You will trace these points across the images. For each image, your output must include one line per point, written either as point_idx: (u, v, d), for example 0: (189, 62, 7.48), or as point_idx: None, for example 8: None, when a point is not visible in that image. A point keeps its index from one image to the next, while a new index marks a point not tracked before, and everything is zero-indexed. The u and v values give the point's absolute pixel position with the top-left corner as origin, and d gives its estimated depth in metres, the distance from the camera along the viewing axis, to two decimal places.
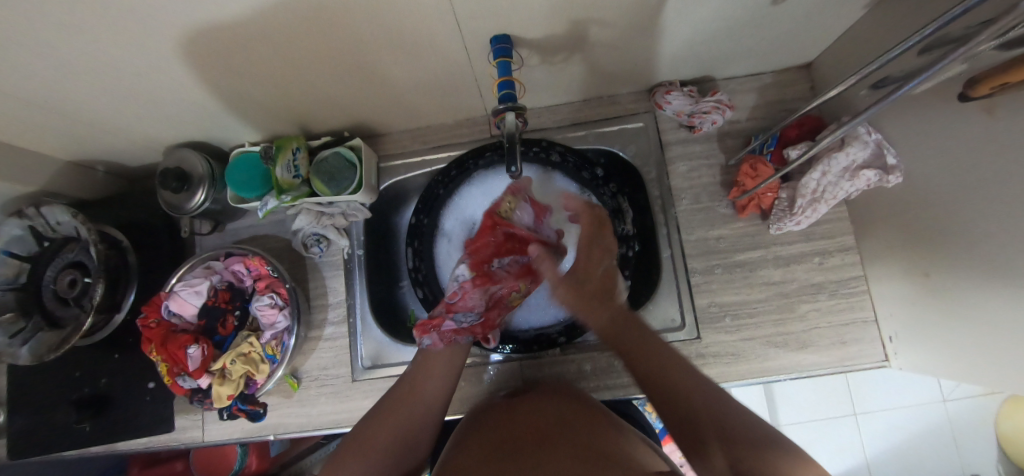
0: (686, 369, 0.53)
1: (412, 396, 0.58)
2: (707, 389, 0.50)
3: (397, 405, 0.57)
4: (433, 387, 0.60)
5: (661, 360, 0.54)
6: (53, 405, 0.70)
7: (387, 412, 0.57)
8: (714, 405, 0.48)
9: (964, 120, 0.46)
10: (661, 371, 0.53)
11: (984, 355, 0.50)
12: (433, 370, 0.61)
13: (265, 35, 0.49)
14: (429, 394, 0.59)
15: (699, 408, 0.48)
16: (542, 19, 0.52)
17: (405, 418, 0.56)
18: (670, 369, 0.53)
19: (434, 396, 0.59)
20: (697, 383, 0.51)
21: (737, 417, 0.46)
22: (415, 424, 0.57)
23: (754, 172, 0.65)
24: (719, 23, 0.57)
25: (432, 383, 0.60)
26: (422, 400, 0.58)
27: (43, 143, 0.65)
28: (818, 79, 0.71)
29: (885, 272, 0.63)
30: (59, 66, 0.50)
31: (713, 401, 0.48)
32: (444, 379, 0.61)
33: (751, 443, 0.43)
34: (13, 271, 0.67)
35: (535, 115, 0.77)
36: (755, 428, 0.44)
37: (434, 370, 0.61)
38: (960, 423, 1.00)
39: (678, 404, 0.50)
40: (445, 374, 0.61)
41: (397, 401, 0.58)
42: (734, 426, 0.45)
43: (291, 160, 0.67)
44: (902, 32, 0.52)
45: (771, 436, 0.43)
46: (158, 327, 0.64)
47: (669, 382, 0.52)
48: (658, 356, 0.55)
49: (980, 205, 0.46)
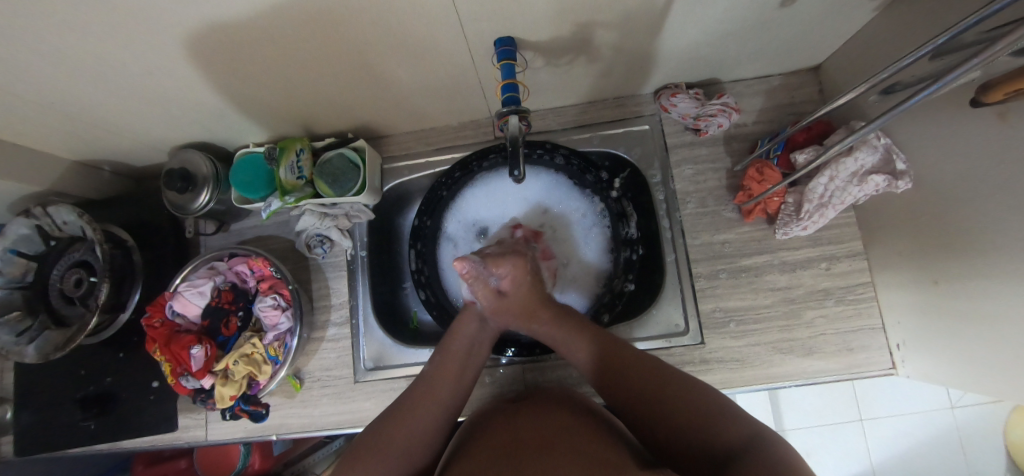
0: (637, 356, 0.56)
1: (430, 399, 0.57)
2: (661, 372, 0.54)
3: (412, 407, 0.56)
4: (450, 389, 0.59)
5: (610, 354, 0.58)
6: (59, 403, 0.70)
7: (402, 414, 0.55)
8: (673, 387, 0.52)
9: (976, 126, 0.46)
10: (615, 363, 0.56)
11: (994, 365, 0.49)
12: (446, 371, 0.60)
13: (270, 37, 0.49)
14: (447, 395, 0.58)
15: (655, 395, 0.52)
16: (547, 22, 0.51)
17: (421, 422, 0.55)
18: (620, 361, 0.57)
19: (451, 399, 0.58)
20: (647, 368, 0.55)
21: (692, 395, 0.50)
22: (432, 427, 0.55)
23: (761, 176, 0.64)
24: (727, 26, 0.56)
25: (448, 385, 0.59)
26: (439, 403, 0.57)
27: (51, 144, 0.66)
28: (827, 82, 0.70)
29: (893, 279, 0.62)
30: (66, 68, 0.51)
31: (664, 382, 0.53)
32: (461, 381, 0.60)
33: (710, 414, 0.48)
34: (21, 270, 0.68)
35: (540, 117, 0.77)
36: (714, 403, 0.49)
37: (452, 373, 0.60)
38: (968, 431, 0.99)
39: (636, 392, 0.53)
40: (462, 376, 0.60)
41: (414, 403, 0.57)
42: (693, 401, 0.49)
43: (295, 161, 0.67)
44: (914, 36, 0.51)
45: (756, 430, 0.45)
46: (163, 327, 0.65)
47: (617, 368, 0.56)
48: (594, 341, 0.60)
49: (992, 212, 0.45)
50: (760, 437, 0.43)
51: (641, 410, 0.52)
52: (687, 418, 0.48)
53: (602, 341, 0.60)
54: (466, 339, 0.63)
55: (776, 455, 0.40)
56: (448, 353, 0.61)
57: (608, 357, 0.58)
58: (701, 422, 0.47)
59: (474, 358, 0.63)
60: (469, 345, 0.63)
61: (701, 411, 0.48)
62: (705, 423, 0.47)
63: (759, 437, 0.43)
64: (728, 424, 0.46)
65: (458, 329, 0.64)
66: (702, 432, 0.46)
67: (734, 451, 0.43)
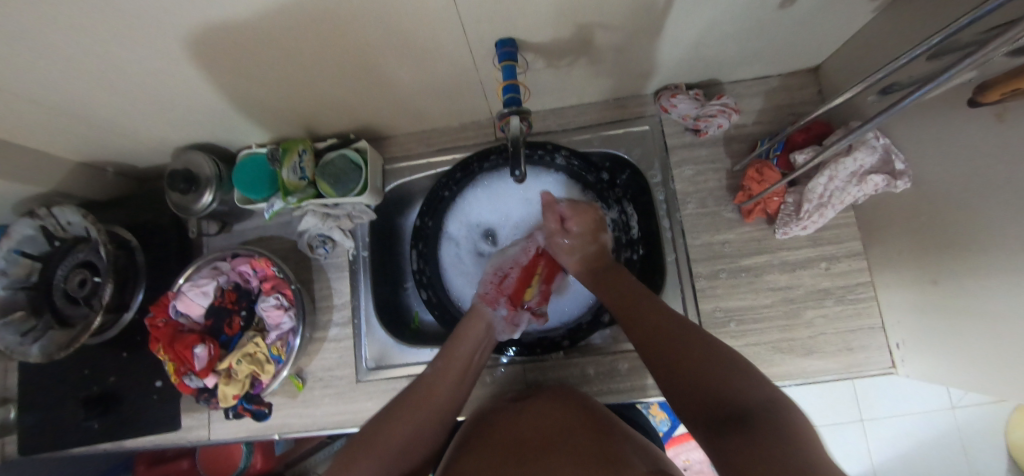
0: (661, 311, 0.55)
1: (431, 399, 0.57)
2: (683, 326, 0.53)
3: (414, 405, 0.56)
4: (451, 391, 0.59)
5: (635, 305, 0.58)
6: (62, 403, 0.71)
7: (403, 411, 0.56)
8: (689, 343, 0.50)
9: (973, 126, 0.46)
10: (640, 314, 0.56)
11: (993, 364, 0.49)
12: (446, 375, 0.60)
13: (273, 38, 0.50)
14: (446, 398, 0.58)
15: (670, 345, 0.51)
16: (548, 23, 0.52)
17: (421, 421, 0.55)
18: (644, 310, 0.56)
19: (449, 401, 0.59)
20: (668, 322, 0.54)
21: (709, 352, 0.48)
22: (431, 426, 0.56)
23: (761, 176, 0.64)
24: (726, 27, 0.57)
25: (448, 388, 0.59)
26: (438, 404, 0.57)
27: (55, 145, 0.66)
28: (826, 83, 0.70)
29: (892, 278, 0.63)
30: (71, 69, 0.51)
31: (682, 335, 0.51)
32: (461, 385, 0.60)
33: (726, 375, 0.45)
34: (25, 270, 0.69)
35: (540, 118, 0.77)
36: (728, 362, 0.47)
37: (453, 375, 0.60)
38: (969, 431, 0.99)
39: (654, 340, 0.52)
40: (463, 380, 0.61)
41: (417, 401, 0.57)
42: (708, 358, 0.48)
43: (297, 163, 0.68)
44: (912, 36, 0.51)
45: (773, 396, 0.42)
46: (166, 326, 0.65)
47: (641, 318, 0.56)
48: (627, 296, 0.59)
49: (989, 212, 0.46)
50: (775, 408, 0.40)
51: (654, 360, 0.51)
52: (698, 377, 0.46)
53: (625, 294, 0.60)
54: (470, 344, 0.63)
55: (782, 428, 0.38)
56: (451, 357, 0.62)
57: (633, 308, 0.58)
58: (712, 382, 0.45)
59: (476, 360, 0.63)
60: (473, 348, 0.63)
61: (717, 368, 0.46)
62: (717, 379, 0.45)
63: (773, 406, 0.41)
64: (741, 386, 0.44)
65: (464, 332, 0.64)
66: (714, 386, 0.45)
67: (740, 414, 0.41)
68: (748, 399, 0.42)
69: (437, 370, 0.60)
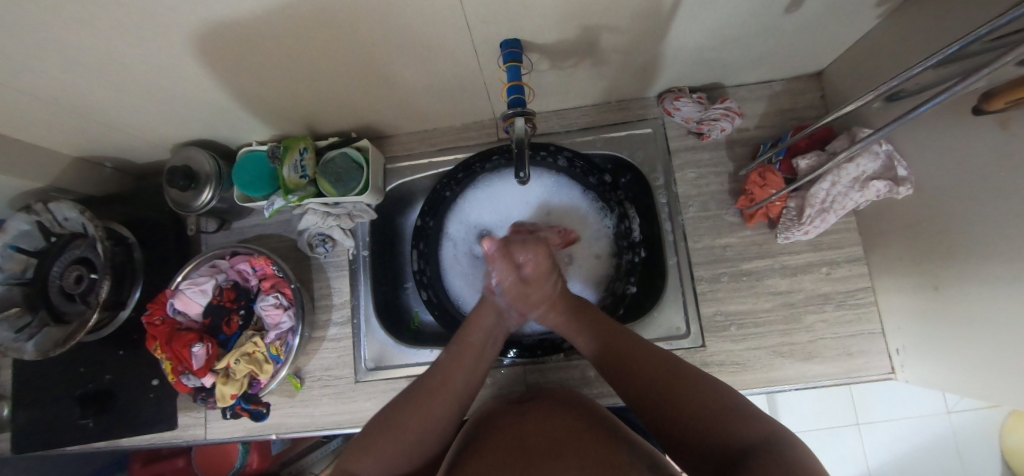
0: (644, 352, 0.55)
1: (444, 389, 0.57)
2: (668, 366, 0.52)
3: (426, 396, 0.56)
4: (465, 379, 0.58)
5: (617, 349, 0.56)
6: (57, 400, 0.70)
7: (415, 403, 0.55)
8: (681, 385, 0.50)
9: (977, 134, 0.46)
10: (622, 359, 0.55)
11: (993, 371, 0.49)
12: (461, 364, 0.59)
13: (276, 35, 0.49)
14: (460, 387, 0.57)
15: (654, 386, 0.51)
16: (553, 24, 0.52)
17: (434, 410, 0.54)
18: (626, 352, 0.56)
19: (464, 390, 0.58)
20: (653, 365, 0.53)
21: (701, 392, 0.48)
22: (443, 416, 0.55)
23: (763, 181, 0.65)
24: (731, 31, 0.57)
25: (462, 377, 0.58)
26: (454, 391, 0.57)
27: (52, 139, 0.66)
28: (829, 88, 0.71)
29: (892, 284, 0.63)
30: (70, 63, 0.50)
31: (673, 375, 0.51)
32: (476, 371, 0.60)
33: (722, 418, 0.45)
34: (20, 265, 0.68)
35: (543, 119, 0.77)
36: (721, 400, 0.47)
37: (466, 365, 0.59)
38: (963, 435, 1.00)
39: (644, 389, 0.52)
40: (477, 367, 0.60)
41: (430, 391, 0.56)
42: (698, 402, 0.48)
43: (298, 161, 0.67)
44: (917, 43, 0.51)
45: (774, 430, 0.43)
46: (164, 325, 0.64)
47: (627, 360, 0.55)
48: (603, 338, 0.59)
49: (990, 219, 0.46)
50: (772, 443, 0.41)
51: (648, 408, 0.51)
52: (696, 421, 0.46)
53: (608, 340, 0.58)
54: (483, 331, 0.62)
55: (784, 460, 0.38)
56: (463, 346, 0.60)
57: (614, 355, 0.56)
58: (709, 424, 0.45)
59: (491, 343, 0.63)
60: (486, 335, 0.62)
61: (711, 411, 0.46)
62: (714, 422, 0.45)
63: (771, 440, 0.41)
64: (736, 422, 0.45)
65: (475, 320, 0.62)
66: (710, 429, 0.45)
67: (743, 453, 0.42)
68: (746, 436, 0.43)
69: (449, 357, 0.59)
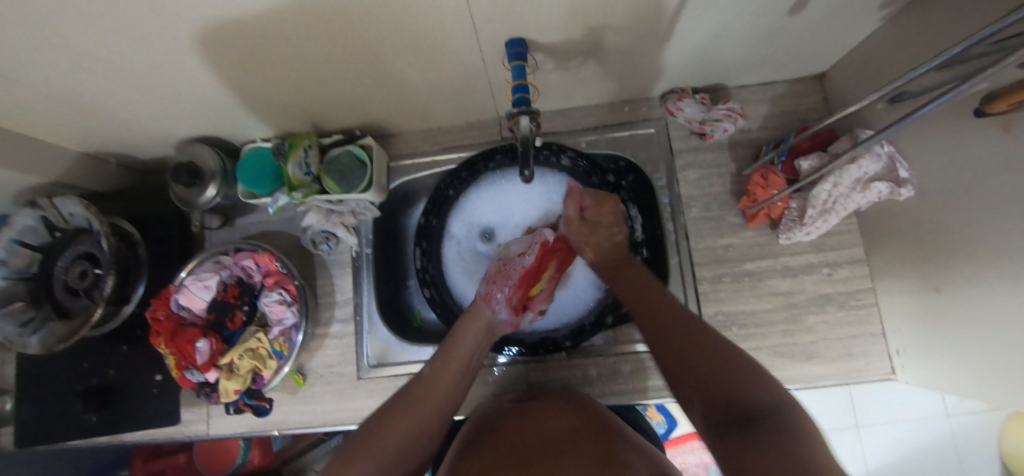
0: (670, 309, 0.55)
1: (428, 400, 0.56)
2: (690, 326, 0.51)
3: (411, 406, 0.55)
4: (449, 391, 0.58)
5: (648, 304, 0.57)
6: (60, 395, 0.70)
7: (398, 415, 0.54)
8: (700, 340, 0.49)
9: (979, 136, 0.46)
10: (654, 311, 0.56)
11: (992, 372, 0.49)
12: (445, 375, 0.59)
13: (283, 33, 0.50)
14: (444, 398, 0.57)
15: (678, 336, 0.50)
16: (559, 24, 0.52)
17: (419, 419, 0.54)
18: (656, 306, 0.56)
19: (449, 402, 0.58)
20: (678, 321, 0.53)
21: (718, 352, 0.47)
22: (429, 427, 0.55)
23: (765, 182, 0.65)
24: (735, 33, 0.57)
25: (447, 386, 0.58)
26: (438, 403, 0.57)
27: (58, 135, 0.66)
28: (832, 90, 0.71)
29: (894, 285, 0.63)
30: (79, 59, 0.51)
31: (695, 333, 0.50)
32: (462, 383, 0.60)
33: (732, 378, 0.44)
34: (25, 260, 0.68)
35: (547, 119, 0.77)
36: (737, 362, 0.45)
37: (450, 378, 0.59)
38: (962, 438, 1.00)
39: (666, 334, 0.52)
40: (461, 380, 0.60)
41: (412, 402, 0.56)
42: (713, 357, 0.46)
43: (303, 158, 0.68)
44: (920, 45, 0.51)
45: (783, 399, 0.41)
46: (168, 320, 0.65)
47: (657, 314, 0.55)
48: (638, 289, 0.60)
49: (991, 222, 0.46)
50: (782, 410, 0.39)
51: (665, 354, 0.50)
52: (704, 377, 0.45)
53: (637, 291, 0.60)
54: (469, 344, 0.63)
55: (790, 428, 0.37)
56: (448, 359, 0.61)
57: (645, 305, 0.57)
58: (716, 382, 0.44)
59: (477, 355, 0.63)
60: (472, 347, 0.63)
61: (726, 372, 0.44)
62: (724, 381, 0.44)
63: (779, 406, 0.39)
64: (744, 387, 0.42)
65: (460, 333, 0.63)
66: (722, 387, 0.43)
67: (751, 414, 0.40)
68: (752, 400, 0.41)
69: (434, 370, 0.59)
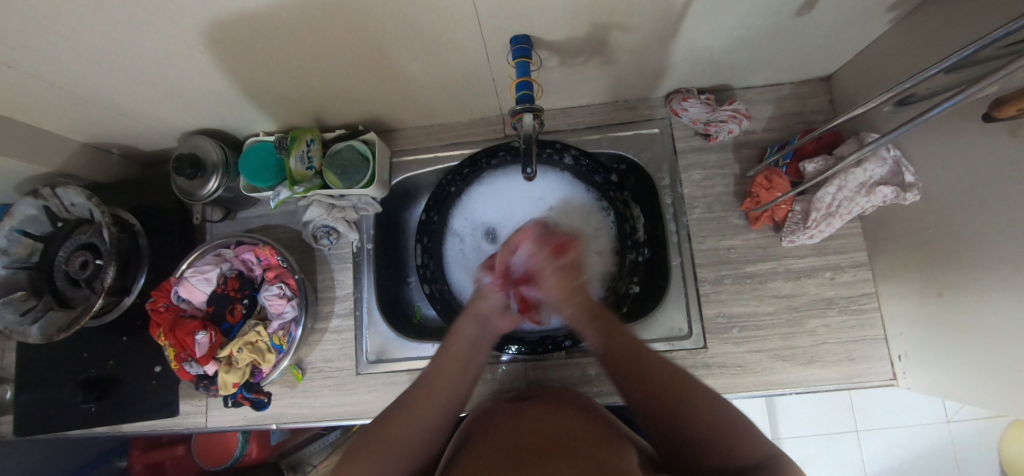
0: (651, 362, 0.54)
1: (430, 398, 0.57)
2: (677, 380, 0.52)
3: (416, 403, 0.56)
4: (450, 388, 0.59)
5: (623, 356, 0.56)
6: (59, 384, 0.70)
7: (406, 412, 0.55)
8: (686, 397, 0.50)
9: (986, 142, 0.46)
10: (636, 365, 0.55)
11: (994, 379, 0.49)
12: (448, 373, 0.60)
13: (287, 26, 0.50)
14: (444, 399, 0.58)
15: (659, 389, 0.51)
16: (564, 21, 0.51)
17: (421, 419, 0.55)
18: (632, 359, 0.56)
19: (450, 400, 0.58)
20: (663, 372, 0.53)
21: (709, 408, 0.49)
22: (429, 427, 0.55)
23: (769, 184, 0.64)
24: (742, 33, 0.57)
25: (448, 385, 0.59)
26: (439, 399, 0.57)
27: (61, 124, 0.66)
28: (837, 92, 0.70)
29: (896, 290, 0.63)
30: (80, 49, 0.51)
31: (678, 387, 0.51)
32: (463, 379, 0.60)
33: (725, 438, 0.45)
34: (26, 250, 0.68)
35: (550, 117, 0.77)
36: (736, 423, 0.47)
37: (451, 376, 0.60)
38: (962, 444, 0.99)
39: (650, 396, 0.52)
40: (460, 379, 0.60)
41: (417, 399, 0.56)
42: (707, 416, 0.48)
43: (304, 152, 0.67)
44: (928, 48, 0.51)
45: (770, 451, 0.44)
46: (168, 312, 0.65)
47: (633, 367, 0.55)
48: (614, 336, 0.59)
49: (996, 227, 0.46)
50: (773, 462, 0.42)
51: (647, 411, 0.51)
52: (697, 438, 0.46)
53: (615, 339, 0.58)
54: (467, 342, 0.63)
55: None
56: (446, 358, 0.61)
57: (621, 358, 0.56)
58: (714, 445, 0.45)
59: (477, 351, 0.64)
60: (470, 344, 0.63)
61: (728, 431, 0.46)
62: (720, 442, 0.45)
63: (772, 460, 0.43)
64: (732, 446, 0.45)
65: (459, 330, 0.64)
66: (717, 448, 0.45)
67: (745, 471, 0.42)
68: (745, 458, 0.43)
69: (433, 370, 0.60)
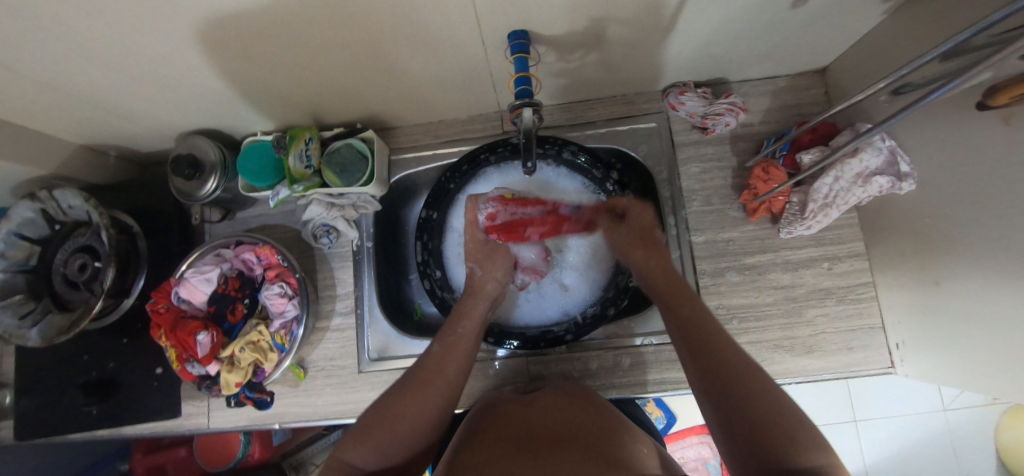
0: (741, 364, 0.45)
1: (434, 384, 0.54)
2: (756, 400, 0.41)
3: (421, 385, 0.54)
4: (455, 372, 0.56)
5: (700, 342, 0.48)
6: (59, 387, 0.70)
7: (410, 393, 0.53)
8: (773, 419, 0.39)
9: (980, 130, 0.46)
10: (725, 386, 0.43)
11: (991, 364, 0.50)
12: (456, 352, 0.58)
13: (283, 23, 0.49)
14: (452, 378, 0.56)
15: (723, 380, 0.44)
16: (561, 16, 0.52)
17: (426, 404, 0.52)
18: (713, 354, 0.46)
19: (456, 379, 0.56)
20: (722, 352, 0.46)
21: (770, 398, 0.41)
22: (435, 409, 0.53)
23: (766, 176, 0.65)
24: (738, 26, 0.57)
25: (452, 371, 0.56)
26: (444, 389, 0.54)
27: (55, 126, 0.65)
28: (833, 85, 0.71)
29: (892, 279, 0.64)
30: (76, 49, 0.50)
31: (727, 367, 0.45)
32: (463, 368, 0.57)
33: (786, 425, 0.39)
34: (24, 253, 0.68)
35: (548, 113, 0.77)
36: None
37: (456, 356, 0.58)
38: (959, 433, 1.01)
39: (713, 380, 0.45)
40: (468, 360, 0.58)
41: (421, 382, 0.54)
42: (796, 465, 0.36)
43: (303, 150, 0.68)
44: (921, 39, 0.51)
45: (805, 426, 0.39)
46: (168, 312, 0.65)
47: (699, 340, 0.49)
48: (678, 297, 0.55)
49: (989, 215, 0.47)
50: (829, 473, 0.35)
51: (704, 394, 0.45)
52: (748, 417, 0.40)
53: (688, 313, 0.52)
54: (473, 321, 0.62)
55: None
56: (454, 336, 0.59)
57: (691, 337, 0.49)
58: (766, 421, 0.39)
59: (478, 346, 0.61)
60: (478, 326, 0.62)
61: None
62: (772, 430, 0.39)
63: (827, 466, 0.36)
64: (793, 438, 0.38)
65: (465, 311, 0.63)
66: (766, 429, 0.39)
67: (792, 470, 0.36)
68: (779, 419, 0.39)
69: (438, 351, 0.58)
